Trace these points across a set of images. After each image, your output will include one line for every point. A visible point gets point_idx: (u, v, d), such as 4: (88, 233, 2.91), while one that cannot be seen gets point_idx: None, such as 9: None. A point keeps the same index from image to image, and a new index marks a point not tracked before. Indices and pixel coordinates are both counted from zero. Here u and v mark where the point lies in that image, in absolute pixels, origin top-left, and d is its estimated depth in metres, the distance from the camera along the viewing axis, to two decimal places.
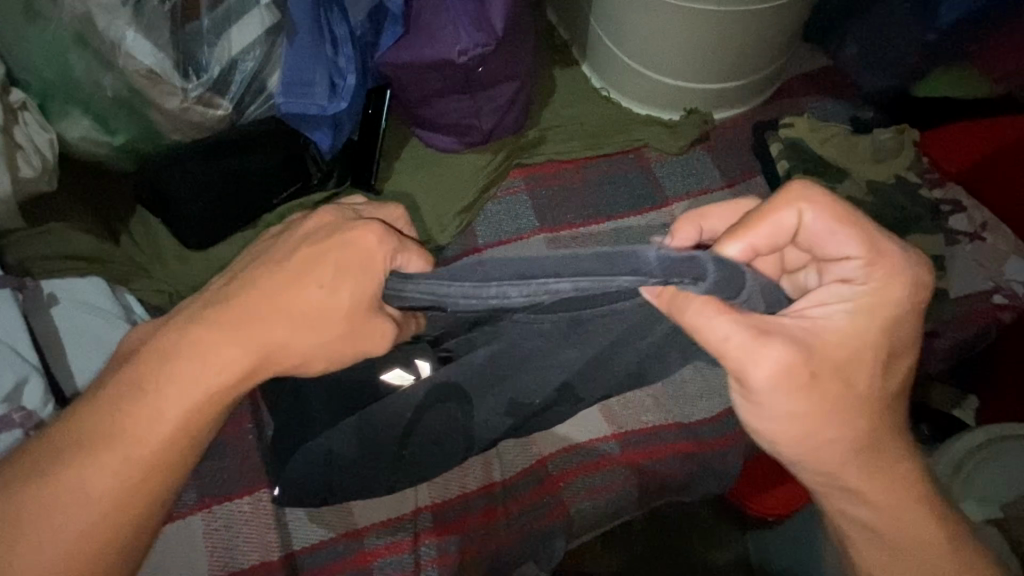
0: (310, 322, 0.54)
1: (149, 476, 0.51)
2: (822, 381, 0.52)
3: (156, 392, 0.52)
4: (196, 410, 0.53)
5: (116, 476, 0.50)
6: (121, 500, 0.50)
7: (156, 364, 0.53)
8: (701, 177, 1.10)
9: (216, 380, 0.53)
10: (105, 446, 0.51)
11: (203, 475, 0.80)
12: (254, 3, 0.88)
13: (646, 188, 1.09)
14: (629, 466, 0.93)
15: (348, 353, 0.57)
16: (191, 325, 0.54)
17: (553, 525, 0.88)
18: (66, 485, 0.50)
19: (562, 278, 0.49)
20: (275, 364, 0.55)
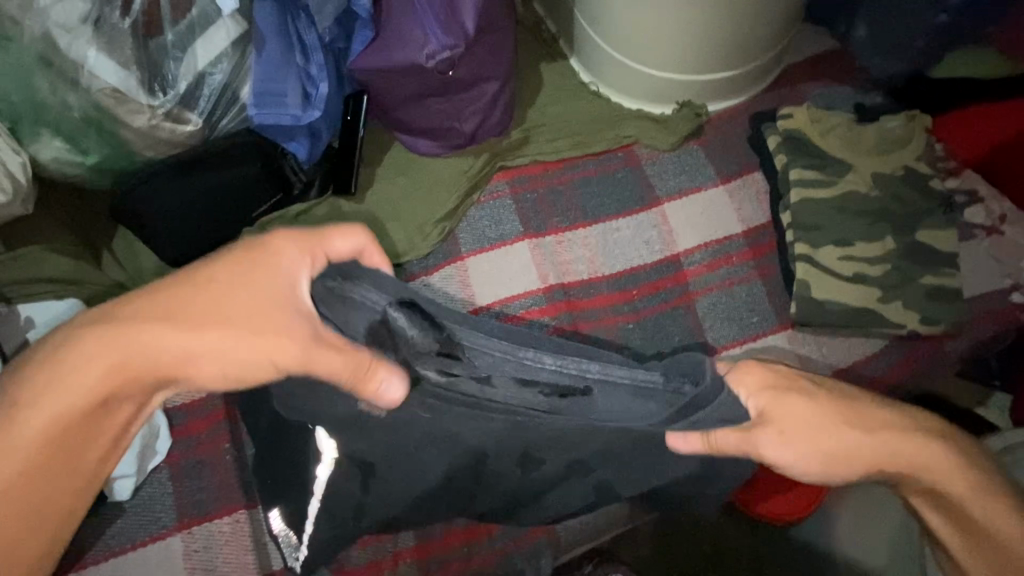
0: (217, 331, 0.53)
1: (50, 469, 0.54)
2: (803, 456, 0.62)
3: (51, 394, 0.52)
4: (87, 415, 0.54)
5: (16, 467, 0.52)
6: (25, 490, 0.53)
7: (49, 367, 0.53)
8: (694, 174, 1.04)
9: (107, 387, 0.53)
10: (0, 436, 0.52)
11: (182, 495, 0.81)
12: (217, 14, 0.86)
13: (637, 188, 1.04)
14: None
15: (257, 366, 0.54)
16: (89, 330, 0.53)
17: (536, 543, 0.86)
18: None
19: (543, 360, 0.51)
20: (177, 372, 0.55)
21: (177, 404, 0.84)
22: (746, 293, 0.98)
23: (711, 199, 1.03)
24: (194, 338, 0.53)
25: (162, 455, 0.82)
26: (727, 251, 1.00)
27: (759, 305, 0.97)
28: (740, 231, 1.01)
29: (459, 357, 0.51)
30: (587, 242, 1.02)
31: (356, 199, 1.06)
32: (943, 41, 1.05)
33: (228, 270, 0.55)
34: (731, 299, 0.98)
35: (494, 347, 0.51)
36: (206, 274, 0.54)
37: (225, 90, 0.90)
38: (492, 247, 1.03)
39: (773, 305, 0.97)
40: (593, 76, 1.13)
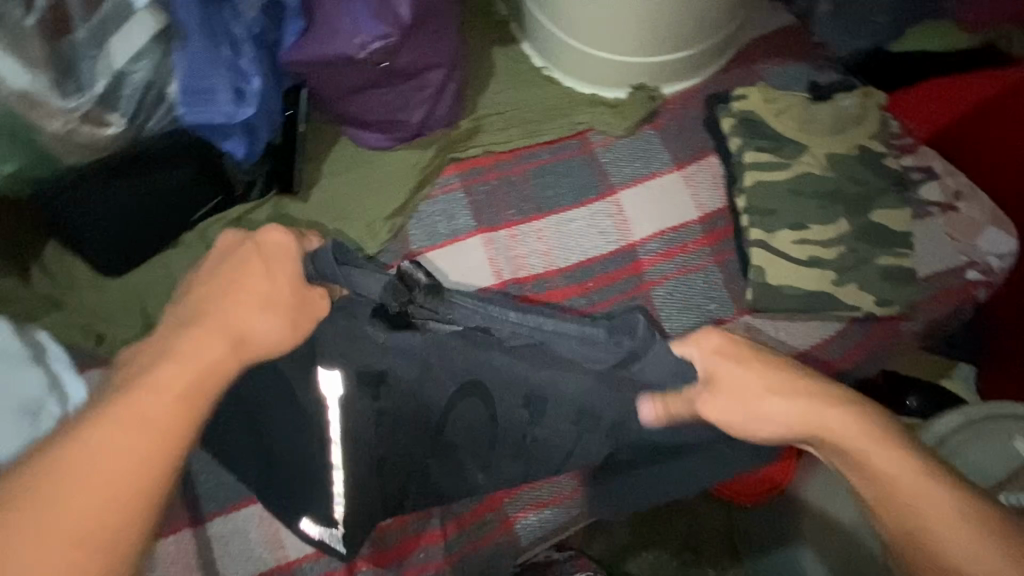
0: (266, 302, 0.63)
1: (161, 447, 0.52)
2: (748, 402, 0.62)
3: (149, 381, 0.54)
4: (192, 389, 0.55)
5: (135, 452, 0.51)
6: (136, 475, 0.50)
7: (139, 369, 0.56)
8: (649, 160, 1.02)
9: (197, 363, 0.56)
10: (117, 430, 0.51)
11: None
12: (131, 7, 0.80)
13: (592, 177, 1.02)
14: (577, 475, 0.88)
15: (307, 323, 0.65)
16: (167, 331, 0.59)
17: (496, 543, 0.84)
18: (83, 471, 0.49)
19: (508, 309, 0.72)
20: (251, 347, 0.61)
21: None
22: (701, 280, 0.96)
23: (667, 186, 1.00)
24: (252, 313, 0.62)
25: None
26: (683, 239, 0.98)
27: (716, 293, 0.96)
28: (696, 217, 0.99)
29: (442, 297, 0.71)
30: (541, 234, 0.99)
31: (301, 197, 1.03)
32: (898, 15, 1.03)
33: (241, 263, 0.64)
34: (688, 287, 0.96)
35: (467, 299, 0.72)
36: (223, 271, 0.64)
37: (148, 90, 0.84)
38: (444, 244, 0.99)
39: (729, 292, 0.96)
40: (545, 61, 1.09)
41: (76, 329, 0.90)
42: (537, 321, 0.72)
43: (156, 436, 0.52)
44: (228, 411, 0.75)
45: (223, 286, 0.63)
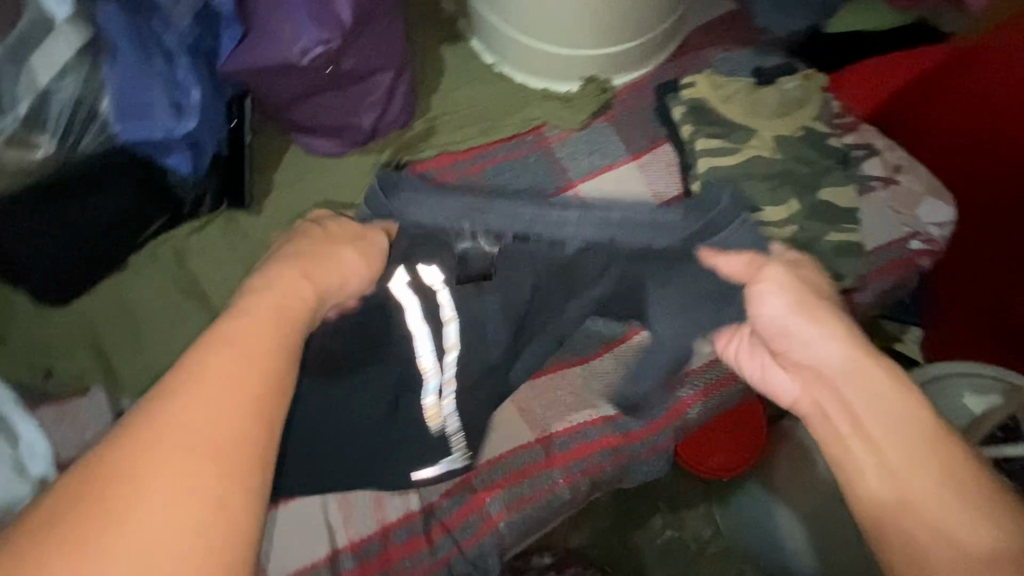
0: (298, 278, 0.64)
1: (252, 417, 0.49)
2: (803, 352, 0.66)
3: (206, 366, 0.50)
4: (253, 378, 0.51)
5: (215, 437, 0.47)
6: (221, 447, 0.47)
7: (212, 348, 0.52)
8: (604, 152, 1.03)
9: (267, 353, 0.53)
10: (198, 395, 0.48)
11: None
12: (49, 21, 0.76)
13: (553, 171, 1.02)
14: (557, 467, 0.88)
15: (340, 277, 0.71)
16: (215, 327, 0.54)
17: (481, 543, 0.84)
18: (147, 487, 0.44)
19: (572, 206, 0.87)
20: (299, 317, 0.60)
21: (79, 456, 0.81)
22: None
23: (624, 176, 1.01)
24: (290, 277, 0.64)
25: None
26: None
27: None
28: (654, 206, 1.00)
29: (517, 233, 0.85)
30: None
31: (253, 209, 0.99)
32: None
33: (321, 238, 0.75)
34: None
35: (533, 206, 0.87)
36: (291, 254, 0.70)
37: (79, 106, 0.81)
38: None
39: None
40: (495, 57, 1.08)
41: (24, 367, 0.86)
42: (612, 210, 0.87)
43: (251, 401, 0.50)
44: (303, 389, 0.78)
45: (309, 266, 0.68)
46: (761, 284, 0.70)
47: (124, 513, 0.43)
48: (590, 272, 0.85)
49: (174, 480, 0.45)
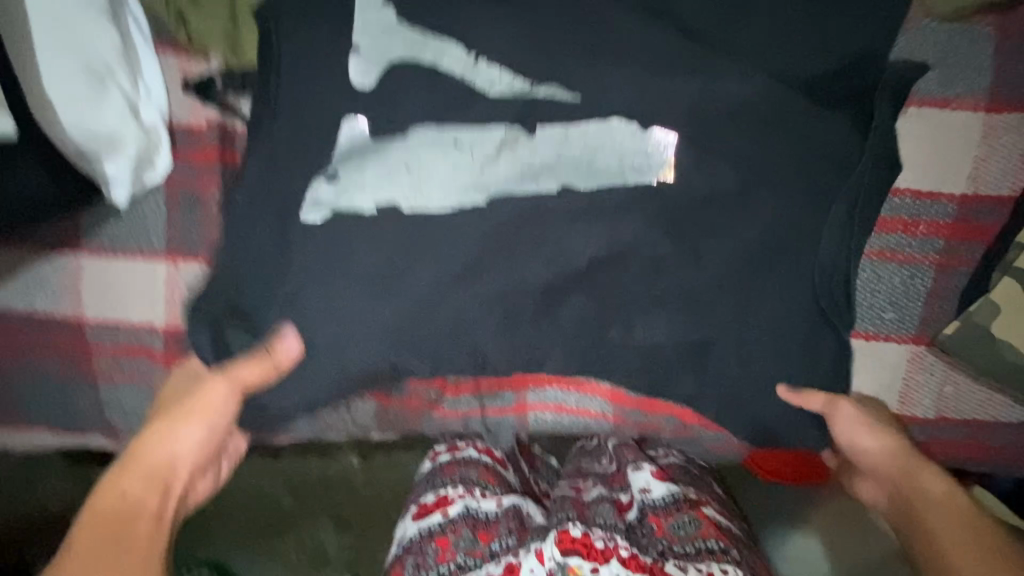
0: (190, 208, 0.75)
1: (192, 457, 0.64)
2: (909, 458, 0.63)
3: (189, 416, 0.64)
4: (217, 411, 0.65)
5: (191, 449, 0.64)
6: (196, 454, 0.64)
7: (172, 414, 0.64)
8: (956, 78, 0.64)
9: (200, 397, 0.65)
10: (173, 422, 0.64)
11: (151, 223, 0.76)
12: None
13: (867, 72, 0.64)
14: (613, 403, 0.79)
15: (205, 143, 0.75)
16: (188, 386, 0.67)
17: (503, 418, 0.81)
18: (149, 466, 0.61)
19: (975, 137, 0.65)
20: (178, 417, 0.64)
21: (184, 124, 0.75)
22: (894, 279, 0.68)
23: (952, 128, 0.65)
24: (187, 220, 0.75)
25: (160, 175, 0.75)
26: (919, 214, 0.67)
27: (908, 300, 0.68)
28: (961, 193, 0.66)
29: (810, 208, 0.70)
30: None
31: None
32: None
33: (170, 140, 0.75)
34: (865, 278, 0.69)
35: (908, 125, 0.66)
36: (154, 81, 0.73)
37: None
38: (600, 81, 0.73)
39: (925, 309, 0.68)
40: None
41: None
42: (1010, 174, 0.65)
43: (182, 454, 0.63)
44: (677, 209, 0.67)
45: (176, 167, 0.75)
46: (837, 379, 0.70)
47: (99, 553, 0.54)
48: (877, 194, 0.65)
49: (130, 490, 0.59)
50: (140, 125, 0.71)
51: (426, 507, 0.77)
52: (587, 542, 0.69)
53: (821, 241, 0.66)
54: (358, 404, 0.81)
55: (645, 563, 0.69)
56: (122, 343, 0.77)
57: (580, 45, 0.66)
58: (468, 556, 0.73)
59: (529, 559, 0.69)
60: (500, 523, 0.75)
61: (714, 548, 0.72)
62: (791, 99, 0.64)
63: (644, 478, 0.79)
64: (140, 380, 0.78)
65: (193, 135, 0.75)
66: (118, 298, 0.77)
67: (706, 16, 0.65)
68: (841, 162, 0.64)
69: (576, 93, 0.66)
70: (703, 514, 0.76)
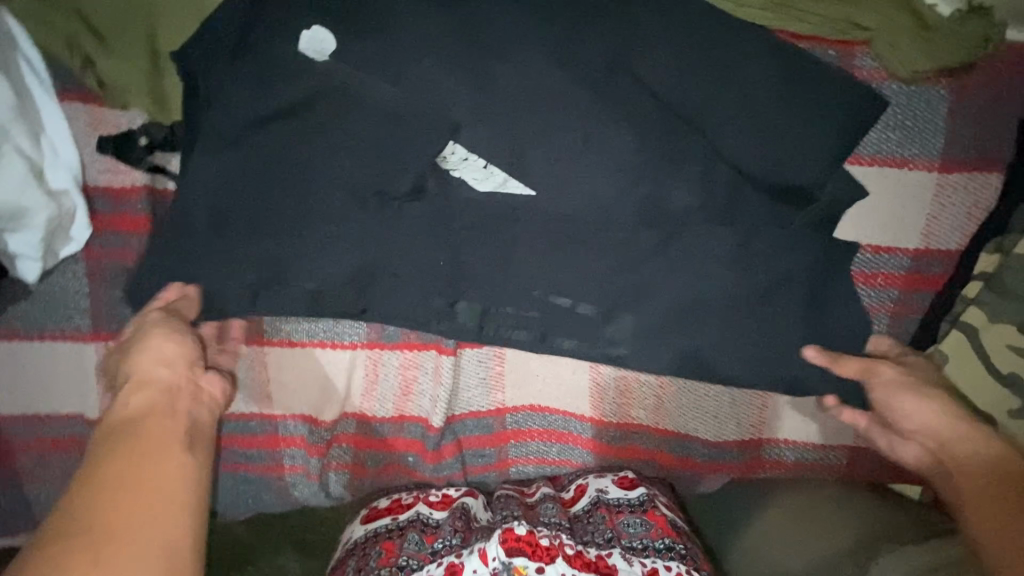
0: (119, 282, 0.66)
1: (191, 441, 0.52)
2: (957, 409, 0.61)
3: (170, 457, 0.49)
4: (158, 388, 0.54)
5: (183, 438, 0.51)
6: (193, 429, 0.53)
7: (134, 436, 0.49)
8: (913, 138, 0.67)
9: (181, 412, 0.53)
10: (157, 414, 0.52)
11: (72, 301, 0.65)
12: None
13: (838, 135, 0.64)
14: (593, 452, 0.80)
15: (130, 210, 0.65)
16: (147, 350, 0.56)
17: (486, 474, 0.80)
18: (156, 484, 0.47)
19: (930, 194, 0.68)
20: (161, 423, 0.51)
21: (102, 186, 0.65)
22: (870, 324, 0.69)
23: (908, 186, 0.68)
24: (117, 298, 0.66)
25: (78, 245, 0.64)
26: (879, 266, 0.70)
27: None
28: (915, 247, 0.70)
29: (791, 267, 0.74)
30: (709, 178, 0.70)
31: None
32: None
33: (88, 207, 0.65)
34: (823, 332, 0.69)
35: (872, 183, 0.68)
36: (63, 141, 0.62)
37: None
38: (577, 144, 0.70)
39: None
40: None
41: (62, 37, 0.61)
42: (959, 228, 0.69)
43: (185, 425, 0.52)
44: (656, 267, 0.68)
45: (98, 236, 0.65)
46: (783, 422, 0.79)
47: (117, 544, 0.42)
48: (842, 253, 0.68)
49: (173, 517, 0.45)
50: (47, 192, 0.60)
51: (377, 510, 0.75)
52: (531, 542, 0.67)
53: (792, 298, 0.68)
54: (331, 474, 0.76)
55: (588, 559, 0.69)
56: (50, 437, 0.68)
57: (546, 111, 0.63)
58: (411, 559, 0.69)
59: (472, 560, 0.66)
60: (446, 530, 0.71)
61: (660, 546, 0.73)
62: (756, 170, 0.65)
63: (601, 480, 0.78)
64: (72, 476, 0.69)
65: (116, 200, 0.65)
66: (39, 389, 0.67)
67: (666, 82, 0.64)
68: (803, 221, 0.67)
69: (530, 190, 0.66)
70: (654, 515, 0.75)
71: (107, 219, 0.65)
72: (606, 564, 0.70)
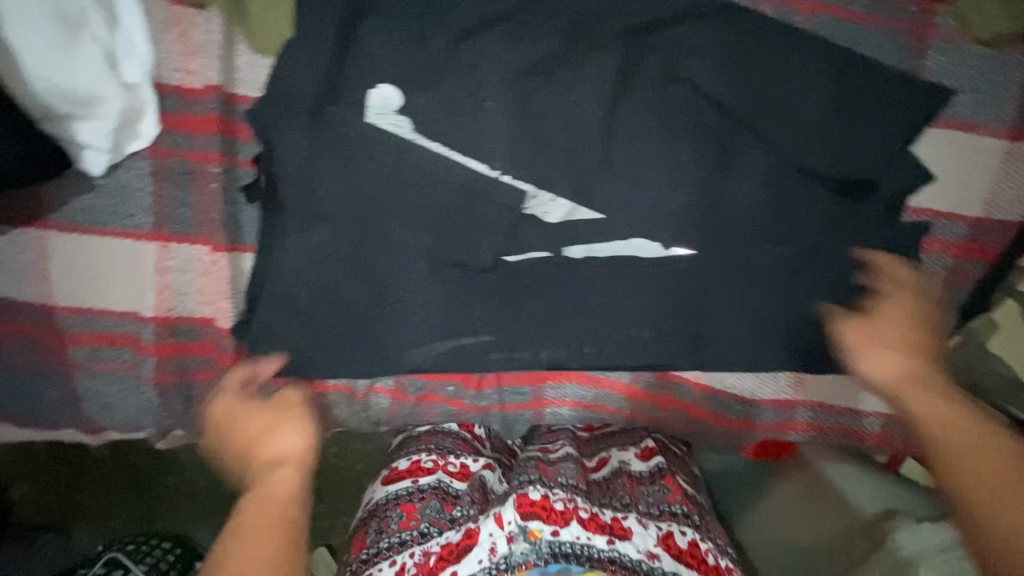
0: (183, 183, 0.66)
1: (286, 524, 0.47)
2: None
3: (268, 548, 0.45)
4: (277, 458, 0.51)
5: (288, 524, 0.47)
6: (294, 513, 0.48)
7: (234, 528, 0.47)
8: (987, 103, 0.67)
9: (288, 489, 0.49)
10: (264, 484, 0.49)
11: (136, 198, 0.66)
12: None
13: (905, 98, 0.66)
14: (629, 398, 0.81)
15: (200, 111, 0.65)
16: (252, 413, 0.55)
17: (522, 412, 0.81)
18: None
19: (998, 163, 0.68)
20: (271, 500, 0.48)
21: (173, 85, 0.65)
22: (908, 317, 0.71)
23: (977, 153, 0.68)
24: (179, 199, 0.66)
25: (144, 142, 0.65)
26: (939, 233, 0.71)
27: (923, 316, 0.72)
28: (976, 215, 0.70)
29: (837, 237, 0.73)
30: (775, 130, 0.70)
31: None
32: None
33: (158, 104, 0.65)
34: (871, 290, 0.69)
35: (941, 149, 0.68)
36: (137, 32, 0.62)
37: None
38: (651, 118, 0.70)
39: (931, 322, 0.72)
40: None
41: None
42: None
43: (287, 503, 0.48)
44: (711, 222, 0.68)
45: (166, 135, 0.65)
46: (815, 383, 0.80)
47: None
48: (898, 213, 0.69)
49: None
50: (121, 82, 0.60)
51: (398, 472, 0.78)
52: (546, 506, 0.68)
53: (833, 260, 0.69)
54: (374, 397, 0.77)
55: (603, 522, 0.71)
56: (101, 333, 0.69)
57: (619, 57, 0.66)
58: (432, 525, 0.72)
59: (488, 523, 0.68)
60: (468, 501, 0.74)
61: (677, 511, 0.75)
62: (818, 128, 0.66)
63: (624, 453, 0.82)
64: (122, 373, 0.70)
65: (187, 99, 0.65)
66: (95, 284, 0.67)
67: (739, 36, 0.67)
68: (849, 221, 0.68)
69: (601, 215, 0.68)
70: (672, 481, 0.78)
71: (176, 118, 0.65)
72: (620, 526, 0.71)
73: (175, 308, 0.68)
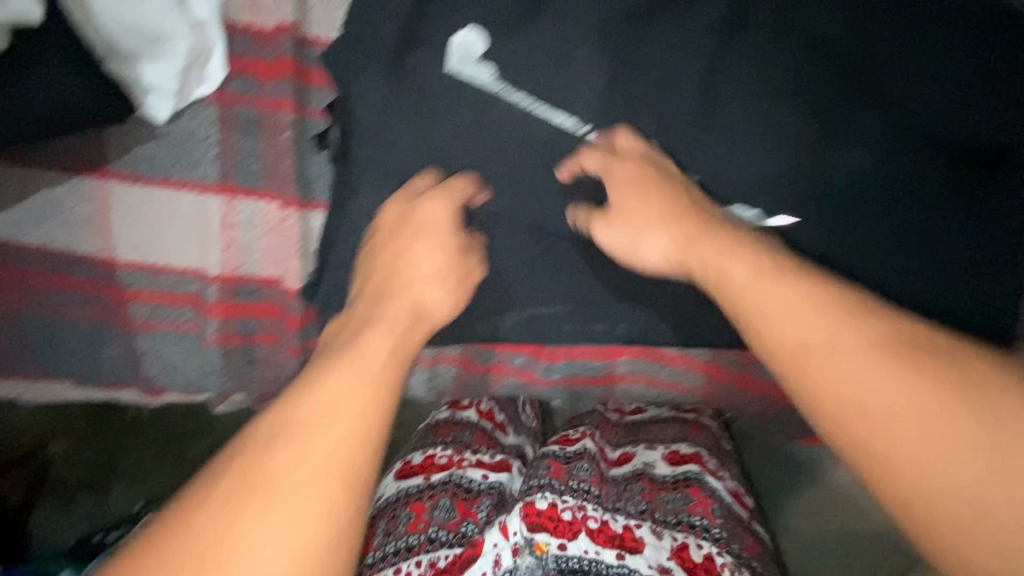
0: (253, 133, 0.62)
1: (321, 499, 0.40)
2: None
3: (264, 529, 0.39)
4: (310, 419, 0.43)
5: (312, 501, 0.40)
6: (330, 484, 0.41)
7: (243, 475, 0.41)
8: None
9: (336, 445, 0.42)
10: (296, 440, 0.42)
11: (201, 147, 0.62)
12: None
13: None
14: (707, 377, 0.76)
15: (273, 55, 0.60)
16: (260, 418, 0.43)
17: (590, 387, 0.78)
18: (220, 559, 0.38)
19: None
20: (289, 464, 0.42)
21: (244, 25, 0.60)
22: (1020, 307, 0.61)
23: None
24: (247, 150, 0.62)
25: (211, 87, 0.60)
26: None
27: None
28: None
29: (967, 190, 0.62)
30: None
31: None
32: None
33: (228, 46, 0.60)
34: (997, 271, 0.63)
35: None
36: None
37: None
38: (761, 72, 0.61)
39: None
40: None
41: None
42: None
43: (320, 470, 0.41)
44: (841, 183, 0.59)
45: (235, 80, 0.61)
46: None
47: None
48: None
49: None
50: (189, 20, 0.55)
51: (410, 467, 0.72)
52: (553, 516, 0.63)
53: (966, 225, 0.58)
54: (441, 366, 0.76)
55: (614, 533, 0.64)
56: (165, 290, 0.66)
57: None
58: (440, 530, 0.65)
59: (492, 533, 0.63)
60: (484, 498, 0.68)
61: (695, 523, 0.66)
62: (954, 88, 0.57)
63: (650, 454, 0.75)
64: (182, 332, 0.67)
65: (259, 42, 0.60)
66: (156, 237, 0.64)
67: None
68: (971, 200, 0.58)
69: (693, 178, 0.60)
70: (696, 489, 0.69)
71: (246, 63, 0.61)
72: (633, 537, 0.64)
73: (239, 266, 0.65)
